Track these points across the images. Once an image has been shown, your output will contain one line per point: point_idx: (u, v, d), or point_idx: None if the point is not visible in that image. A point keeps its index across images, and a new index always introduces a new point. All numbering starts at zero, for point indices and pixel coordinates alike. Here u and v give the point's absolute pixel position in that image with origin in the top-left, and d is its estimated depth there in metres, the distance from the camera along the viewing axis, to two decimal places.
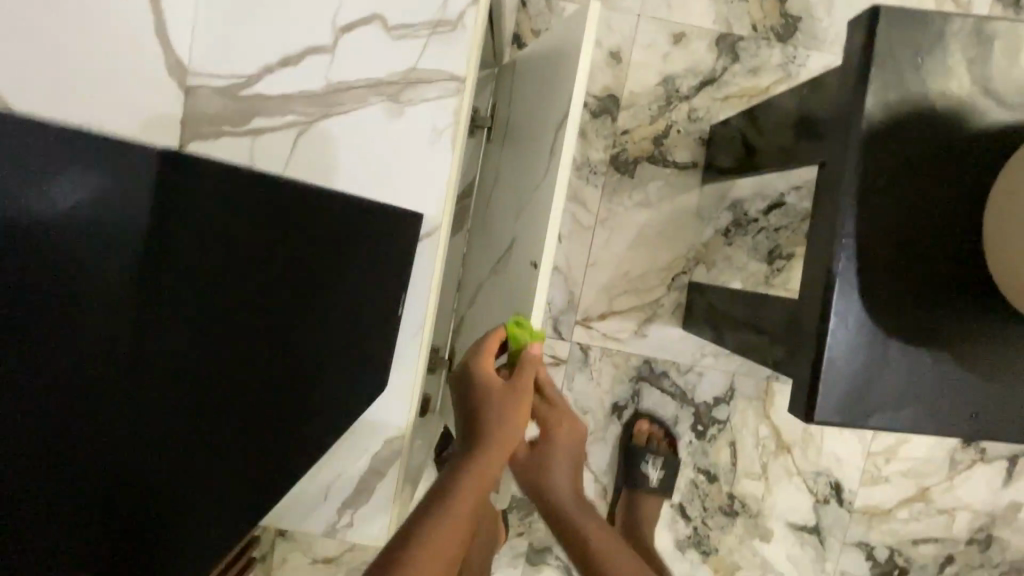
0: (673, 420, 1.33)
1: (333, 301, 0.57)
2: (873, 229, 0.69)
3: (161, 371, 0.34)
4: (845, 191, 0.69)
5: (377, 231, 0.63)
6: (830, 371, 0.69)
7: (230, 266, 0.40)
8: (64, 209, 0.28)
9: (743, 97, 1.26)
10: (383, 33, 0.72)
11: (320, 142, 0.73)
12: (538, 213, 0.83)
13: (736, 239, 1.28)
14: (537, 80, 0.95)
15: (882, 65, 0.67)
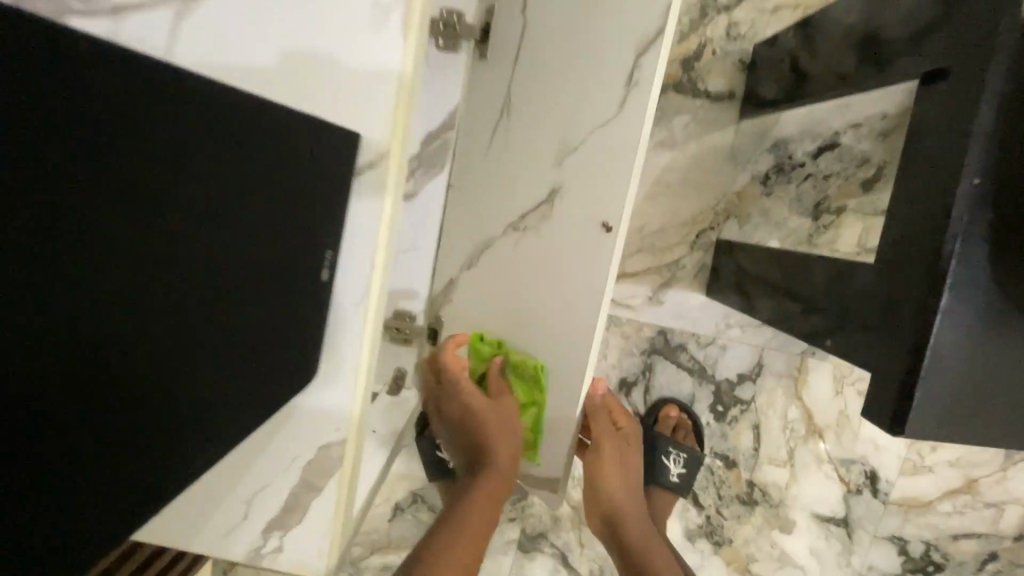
0: (690, 399, 1.16)
1: (291, 260, 0.56)
2: (1007, 174, 0.50)
3: (117, 297, 0.38)
4: (978, 118, 0.50)
5: (340, 188, 0.61)
6: (939, 372, 0.52)
7: (172, 206, 0.41)
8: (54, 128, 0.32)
9: (798, 7, 1.00)
10: None
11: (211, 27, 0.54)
12: (610, 169, 0.78)
13: (776, 188, 1.07)
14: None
15: None
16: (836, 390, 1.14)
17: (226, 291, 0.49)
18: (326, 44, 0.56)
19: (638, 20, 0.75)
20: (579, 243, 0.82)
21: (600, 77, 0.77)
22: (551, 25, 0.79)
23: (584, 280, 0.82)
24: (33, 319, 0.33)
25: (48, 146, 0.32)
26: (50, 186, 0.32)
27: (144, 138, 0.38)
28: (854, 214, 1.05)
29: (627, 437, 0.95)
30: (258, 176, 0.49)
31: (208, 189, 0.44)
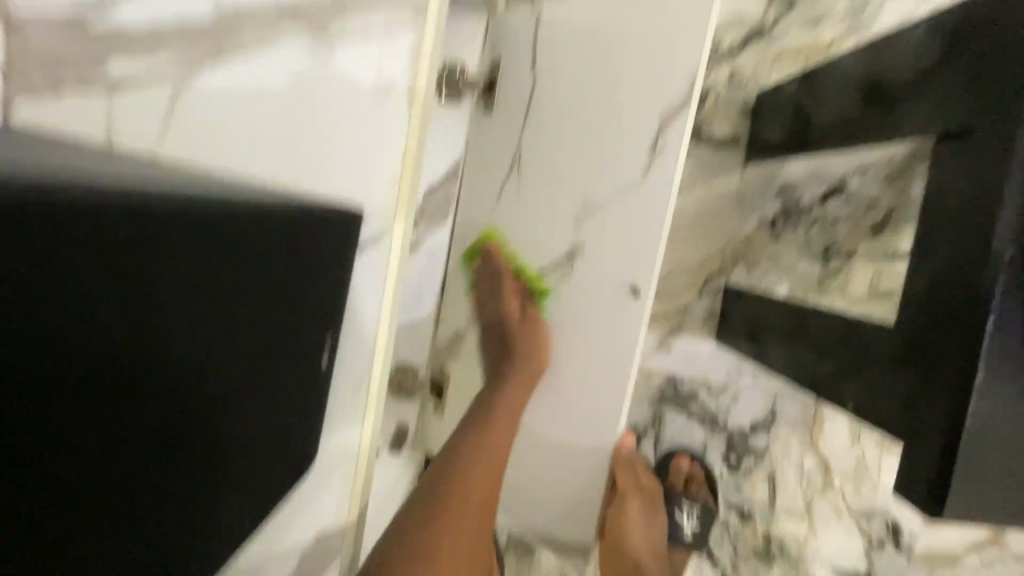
0: (702, 449, 1.12)
1: (293, 271, 0.50)
2: None
3: (140, 395, 0.37)
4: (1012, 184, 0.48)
5: (340, 231, 0.57)
6: (987, 451, 0.49)
7: (194, 298, 0.39)
8: (64, 255, 0.30)
9: (801, 53, 1.00)
10: None
11: (202, 96, 0.49)
12: (630, 232, 0.73)
13: (784, 234, 1.05)
14: (582, 36, 0.74)
15: None
16: (854, 438, 1.10)
17: (233, 278, 0.43)
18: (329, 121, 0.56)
19: (665, 78, 0.70)
20: (604, 311, 0.76)
21: (624, 126, 0.72)
22: (556, 79, 0.77)
23: (616, 349, 0.75)
24: (43, 296, 0.29)
25: (48, 272, 0.29)
26: (49, 255, 0.29)
27: (163, 240, 0.36)
28: (865, 262, 1.02)
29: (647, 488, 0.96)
30: (273, 248, 0.47)
31: (226, 272, 0.42)
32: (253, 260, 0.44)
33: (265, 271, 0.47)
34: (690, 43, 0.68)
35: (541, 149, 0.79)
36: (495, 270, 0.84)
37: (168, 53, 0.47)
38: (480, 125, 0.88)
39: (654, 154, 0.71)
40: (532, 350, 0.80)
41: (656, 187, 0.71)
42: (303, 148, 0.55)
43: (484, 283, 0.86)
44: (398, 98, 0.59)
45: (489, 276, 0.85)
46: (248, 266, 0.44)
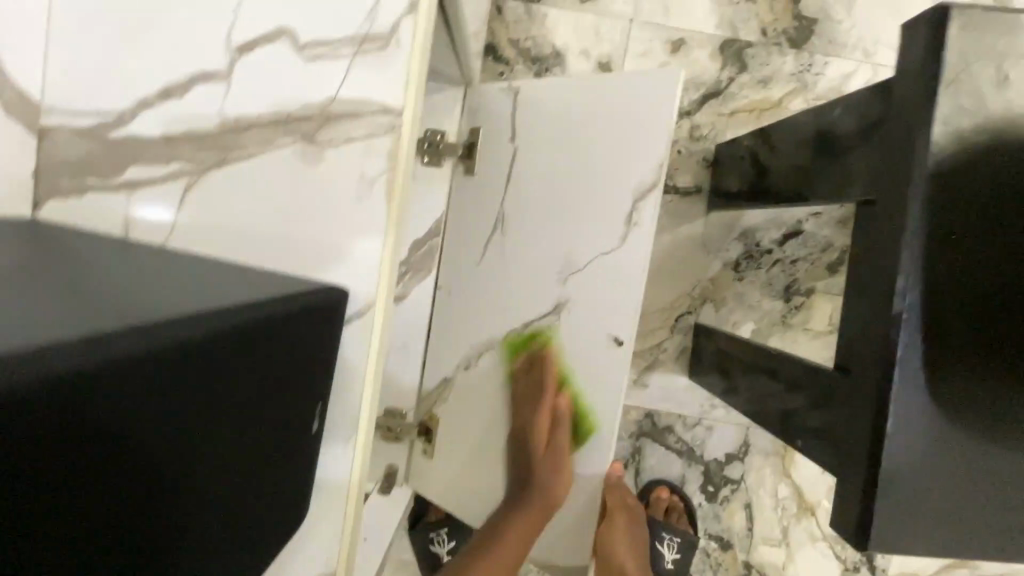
0: (680, 480, 1.17)
1: (293, 369, 0.43)
2: (938, 311, 0.53)
3: (146, 554, 0.32)
4: (903, 256, 0.52)
5: (307, 324, 0.45)
6: (903, 488, 0.54)
7: (203, 433, 0.34)
8: (57, 432, 0.25)
9: (753, 110, 1.10)
10: (293, 53, 0.50)
11: (208, 201, 0.52)
12: (606, 289, 0.78)
13: (747, 274, 1.12)
14: (559, 115, 0.83)
15: (955, 87, 0.50)
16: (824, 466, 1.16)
17: (222, 372, 0.35)
18: (307, 215, 0.51)
19: (635, 150, 0.75)
20: (590, 358, 0.80)
21: (596, 200, 0.78)
22: (536, 151, 0.86)
23: (598, 398, 0.79)
24: (43, 381, 0.24)
25: (38, 461, 0.24)
26: (42, 441, 0.24)
27: (162, 383, 0.31)
28: (824, 295, 1.12)
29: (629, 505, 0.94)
30: (290, 351, 0.42)
31: (237, 395, 0.37)
32: (262, 372, 0.39)
33: (280, 379, 0.42)
34: (654, 125, 0.74)
35: (523, 211, 0.87)
36: (540, 378, 0.84)
37: (179, 162, 0.51)
38: (462, 186, 0.96)
39: (628, 226, 0.75)
40: (554, 481, 0.82)
41: (632, 248, 0.75)
42: (292, 244, 0.52)
43: (523, 387, 0.87)
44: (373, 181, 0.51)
45: (534, 372, 0.85)
46: (257, 380, 0.39)
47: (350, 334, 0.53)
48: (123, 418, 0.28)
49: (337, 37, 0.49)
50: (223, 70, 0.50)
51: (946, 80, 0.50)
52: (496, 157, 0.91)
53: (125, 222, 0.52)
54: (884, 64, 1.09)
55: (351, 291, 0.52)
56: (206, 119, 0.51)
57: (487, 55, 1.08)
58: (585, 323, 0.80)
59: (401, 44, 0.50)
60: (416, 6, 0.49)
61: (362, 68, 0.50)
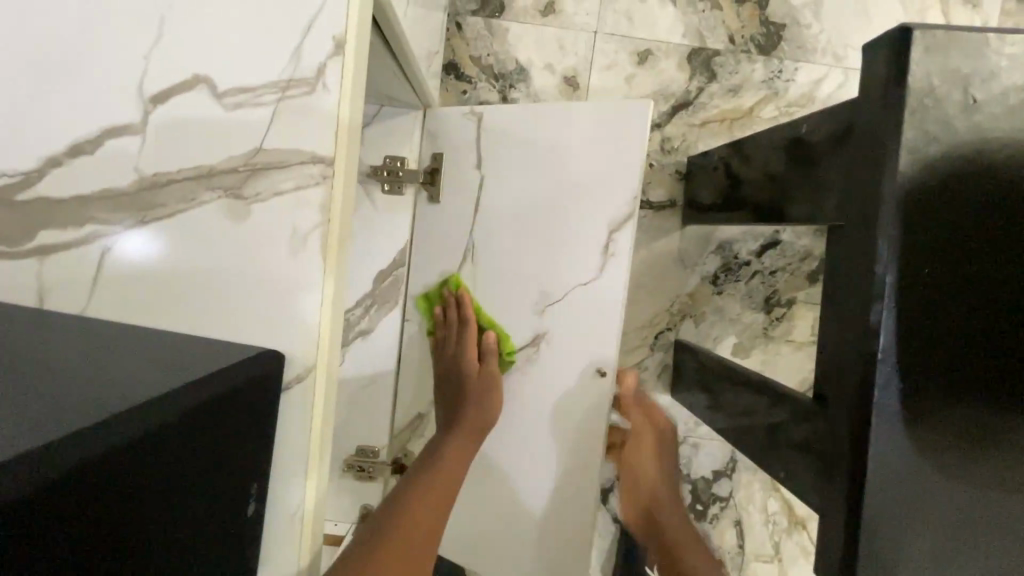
0: None
1: (247, 437, 0.43)
2: (915, 346, 0.50)
3: None
4: (877, 293, 0.50)
5: (244, 398, 0.42)
6: (891, 537, 0.51)
7: (183, 500, 0.36)
8: (46, 529, 0.26)
9: (724, 119, 1.07)
10: (212, 101, 0.46)
11: (128, 268, 0.47)
12: (585, 318, 0.79)
13: (726, 287, 1.10)
14: (526, 144, 0.83)
15: (922, 111, 0.47)
16: None
17: (176, 452, 0.35)
18: (235, 275, 0.47)
19: (609, 181, 0.76)
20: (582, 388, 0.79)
21: (572, 231, 0.79)
22: (503, 180, 0.84)
23: (582, 423, 0.80)
24: (34, 483, 0.26)
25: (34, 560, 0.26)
26: (34, 541, 0.26)
27: (141, 461, 0.32)
28: (805, 306, 1.09)
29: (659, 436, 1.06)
30: (250, 412, 0.43)
31: (209, 461, 0.38)
32: (227, 436, 0.40)
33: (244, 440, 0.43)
34: (624, 157, 0.76)
35: (492, 240, 0.85)
36: (456, 315, 0.87)
37: (95, 224, 0.47)
38: (425, 213, 0.93)
39: (606, 257, 0.77)
40: (492, 377, 0.82)
41: (610, 277, 0.76)
42: (222, 308, 0.48)
43: (449, 360, 0.86)
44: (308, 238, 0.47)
45: (448, 320, 0.87)
46: (223, 445, 0.40)
47: (290, 401, 0.49)
48: (93, 510, 0.29)
49: (260, 84, 0.46)
50: (138, 124, 0.46)
51: (911, 104, 0.47)
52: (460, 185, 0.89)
53: (36, 291, 0.47)
54: (855, 68, 1.06)
55: (287, 356, 0.48)
56: (121, 176, 0.47)
57: (449, 73, 1.05)
58: (575, 350, 0.80)
59: (329, 89, 0.46)
60: (341, 47, 0.46)
61: (289, 116, 0.46)
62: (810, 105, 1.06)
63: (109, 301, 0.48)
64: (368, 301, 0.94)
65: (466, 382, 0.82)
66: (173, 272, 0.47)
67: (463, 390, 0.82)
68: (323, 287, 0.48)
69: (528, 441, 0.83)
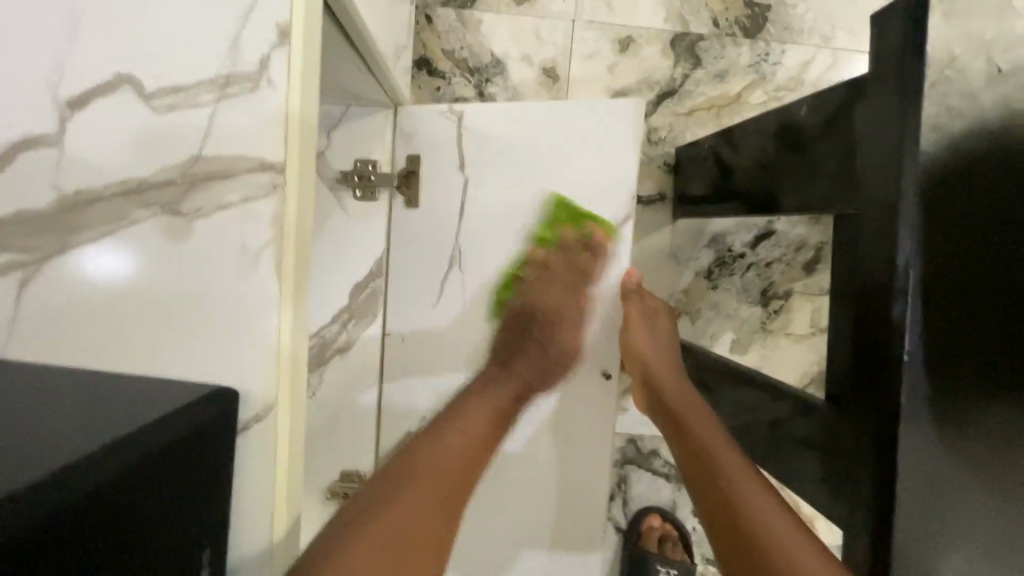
0: (671, 505, 1.09)
1: (194, 495, 0.37)
2: (942, 343, 0.45)
3: None
4: (897, 290, 0.45)
5: (195, 445, 0.37)
6: (925, 552, 0.47)
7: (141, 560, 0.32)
8: None
9: (711, 107, 1.02)
10: (139, 104, 0.40)
11: (54, 301, 0.41)
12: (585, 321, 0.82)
13: (721, 281, 1.05)
14: (509, 147, 0.82)
15: (941, 85, 0.43)
16: None
17: (88, 540, 0.29)
18: (182, 302, 0.41)
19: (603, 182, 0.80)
20: (578, 394, 0.83)
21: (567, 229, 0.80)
22: (489, 184, 0.83)
23: (592, 425, 0.84)
24: None
25: None
26: None
27: (81, 531, 0.29)
28: (802, 297, 1.05)
29: (647, 308, 0.80)
30: (205, 458, 0.38)
31: (164, 516, 0.34)
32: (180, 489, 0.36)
33: (204, 487, 0.38)
34: (618, 158, 0.79)
35: (479, 247, 0.83)
36: (586, 257, 0.80)
37: (10, 252, 0.40)
38: (402, 219, 0.87)
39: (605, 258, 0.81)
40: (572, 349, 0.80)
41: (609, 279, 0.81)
42: (167, 342, 0.42)
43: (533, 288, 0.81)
44: (260, 256, 0.41)
45: (574, 251, 0.80)
46: (178, 496, 0.36)
47: (250, 442, 0.43)
48: None
49: (196, 83, 0.40)
50: (54, 135, 0.40)
51: (929, 78, 0.43)
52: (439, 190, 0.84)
53: None
54: (843, 48, 1.03)
55: (244, 392, 0.42)
56: (38, 195, 0.40)
57: (421, 69, 0.99)
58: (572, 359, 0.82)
59: (276, 84, 0.40)
60: (288, 37, 0.40)
61: (232, 117, 0.40)
62: (799, 89, 1.02)
63: (34, 341, 0.41)
64: (345, 315, 0.88)
65: (553, 332, 0.79)
66: (108, 303, 0.41)
67: (542, 346, 0.78)
68: (281, 313, 0.42)
69: (515, 440, 0.84)
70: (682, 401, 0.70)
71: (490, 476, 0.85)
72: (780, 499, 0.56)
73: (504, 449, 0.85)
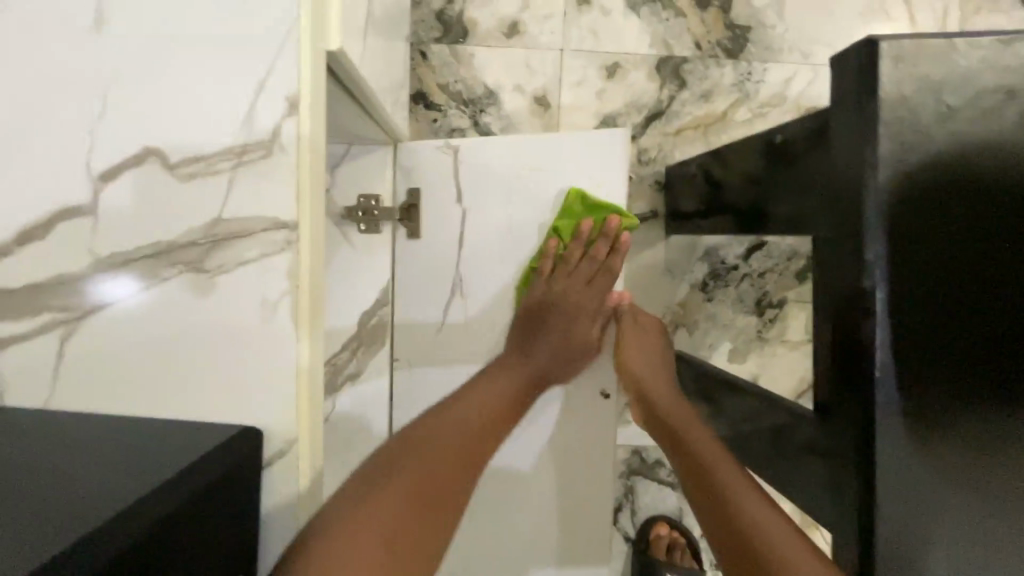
0: (678, 512, 1.12)
1: (224, 529, 0.42)
2: (912, 358, 0.48)
3: None
4: (866, 311, 0.49)
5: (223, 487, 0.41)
6: (910, 557, 0.49)
7: None
8: None
9: (698, 126, 1.06)
10: (165, 174, 0.44)
11: (93, 354, 0.45)
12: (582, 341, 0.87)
13: (716, 293, 1.09)
14: (502, 177, 0.87)
15: (895, 121, 0.46)
16: None
17: None
18: (208, 351, 0.45)
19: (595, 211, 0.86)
20: (580, 410, 0.88)
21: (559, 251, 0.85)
22: (485, 213, 0.88)
23: (595, 440, 0.88)
24: None
25: None
26: None
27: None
28: (796, 305, 1.08)
29: (642, 325, 0.87)
30: (231, 497, 0.42)
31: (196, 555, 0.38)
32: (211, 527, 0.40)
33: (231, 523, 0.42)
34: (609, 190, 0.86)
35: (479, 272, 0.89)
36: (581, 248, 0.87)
37: (52, 312, 0.44)
38: (404, 249, 0.91)
39: None
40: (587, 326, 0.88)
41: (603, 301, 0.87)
42: (196, 388, 0.46)
43: (561, 290, 0.87)
44: (276, 307, 0.45)
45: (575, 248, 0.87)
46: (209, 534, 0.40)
47: (273, 477, 0.47)
48: None
49: (214, 153, 0.44)
50: (88, 205, 0.44)
51: (884, 116, 0.47)
52: (440, 220, 0.89)
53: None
54: (823, 63, 1.06)
55: (267, 432, 0.46)
56: (73, 260, 0.44)
57: (418, 103, 1.03)
58: (574, 377, 0.87)
59: (287, 150, 0.44)
60: (296, 107, 0.44)
61: (247, 182, 0.44)
62: (781, 104, 1.06)
63: (76, 392, 0.45)
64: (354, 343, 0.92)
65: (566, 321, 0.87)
66: (142, 354, 0.45)
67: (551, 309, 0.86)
68: (298, 357, 0.46)
69: (522, 459, 0.88)
70: (674, 407, 0.75)
71: (499, 492, 0.89)
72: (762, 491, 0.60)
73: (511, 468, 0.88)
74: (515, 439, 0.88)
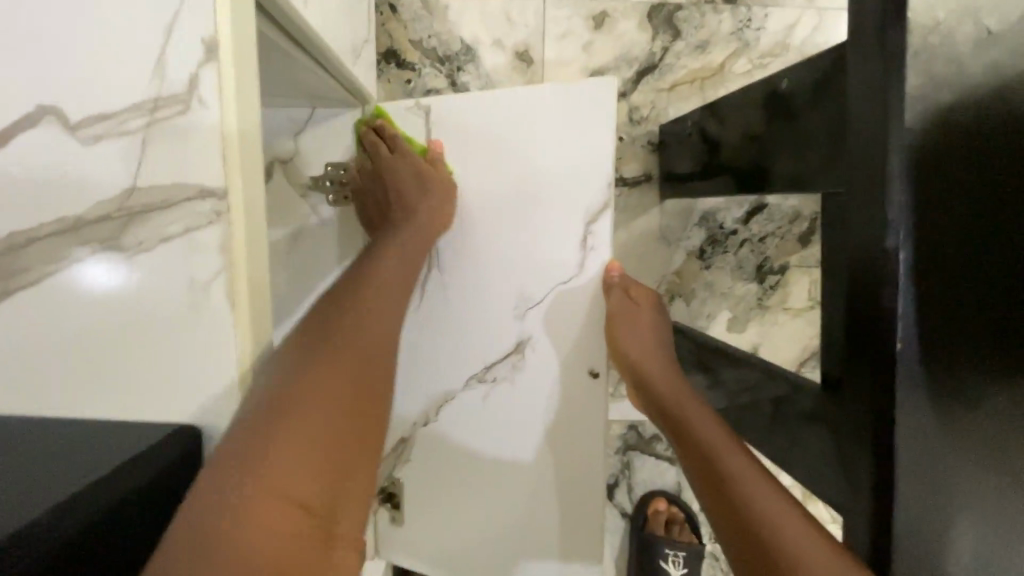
0: (676, 487, 1.09)
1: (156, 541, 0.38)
2: (939, 326, 0.43)
3: None
4: (887, 274, 0.43)
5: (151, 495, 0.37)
6: (929, 540, 0.45)
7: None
8: None
9: (694, 80, 0.98)
10: (63, 137, 0.37)
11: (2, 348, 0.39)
12: (568, 319, 0.80)
13: (714, 260, 1.03)
14: (479, 139, 0.80)
15: (921, 55, 0.40)
16: None
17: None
18: (134, 341, 0.39)
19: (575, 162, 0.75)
20: (571, 394, 0.82)
21: (534, 224, 0.78)
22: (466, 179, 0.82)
23: (587, 423, 0.81)
24: None
25: None
26: None
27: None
28: (798, 271, 1.03)
29: (635, 305, 0.79)
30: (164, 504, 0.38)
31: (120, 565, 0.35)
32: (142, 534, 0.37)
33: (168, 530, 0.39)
34: (593, 137, 0.74)
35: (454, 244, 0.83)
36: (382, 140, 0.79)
37: None
38: None
39: (585, 251, 0.78)
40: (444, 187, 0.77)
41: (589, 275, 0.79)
42: (123, 382, 0.40)
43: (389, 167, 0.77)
44: (210, 290, 0.39)
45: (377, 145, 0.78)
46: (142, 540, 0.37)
47: None
48: None
49: (121, 112, 0.37)
50: None
51: (910, 47, 0.40)
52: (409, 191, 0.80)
53: None
54: (830, 7, 0.98)
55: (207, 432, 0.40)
56: None
57: (389, 63, 0.95)
58: (562, 357, 0.81)
59: (208, 105, 0.37)
60: (214, 52, 0.37)
61: (164, 144, 0.37)
62: (784, 54, 0.98)
63: None
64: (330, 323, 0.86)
65: (408, 188, 0.76)
66: (56, 346, 0.39)
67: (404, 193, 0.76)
68: (239, 346, 0.40)
69: (511, 442, 0.83)
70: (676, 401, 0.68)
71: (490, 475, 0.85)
72: (756, 462, 0.57)
73: (501, 450, 0.84)
74: (501, 421, 0.83)
